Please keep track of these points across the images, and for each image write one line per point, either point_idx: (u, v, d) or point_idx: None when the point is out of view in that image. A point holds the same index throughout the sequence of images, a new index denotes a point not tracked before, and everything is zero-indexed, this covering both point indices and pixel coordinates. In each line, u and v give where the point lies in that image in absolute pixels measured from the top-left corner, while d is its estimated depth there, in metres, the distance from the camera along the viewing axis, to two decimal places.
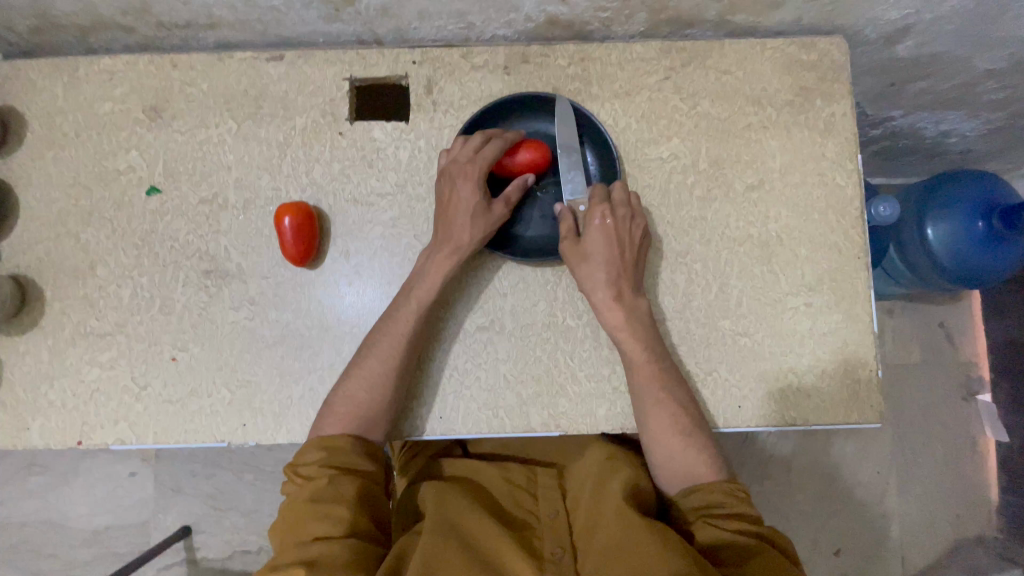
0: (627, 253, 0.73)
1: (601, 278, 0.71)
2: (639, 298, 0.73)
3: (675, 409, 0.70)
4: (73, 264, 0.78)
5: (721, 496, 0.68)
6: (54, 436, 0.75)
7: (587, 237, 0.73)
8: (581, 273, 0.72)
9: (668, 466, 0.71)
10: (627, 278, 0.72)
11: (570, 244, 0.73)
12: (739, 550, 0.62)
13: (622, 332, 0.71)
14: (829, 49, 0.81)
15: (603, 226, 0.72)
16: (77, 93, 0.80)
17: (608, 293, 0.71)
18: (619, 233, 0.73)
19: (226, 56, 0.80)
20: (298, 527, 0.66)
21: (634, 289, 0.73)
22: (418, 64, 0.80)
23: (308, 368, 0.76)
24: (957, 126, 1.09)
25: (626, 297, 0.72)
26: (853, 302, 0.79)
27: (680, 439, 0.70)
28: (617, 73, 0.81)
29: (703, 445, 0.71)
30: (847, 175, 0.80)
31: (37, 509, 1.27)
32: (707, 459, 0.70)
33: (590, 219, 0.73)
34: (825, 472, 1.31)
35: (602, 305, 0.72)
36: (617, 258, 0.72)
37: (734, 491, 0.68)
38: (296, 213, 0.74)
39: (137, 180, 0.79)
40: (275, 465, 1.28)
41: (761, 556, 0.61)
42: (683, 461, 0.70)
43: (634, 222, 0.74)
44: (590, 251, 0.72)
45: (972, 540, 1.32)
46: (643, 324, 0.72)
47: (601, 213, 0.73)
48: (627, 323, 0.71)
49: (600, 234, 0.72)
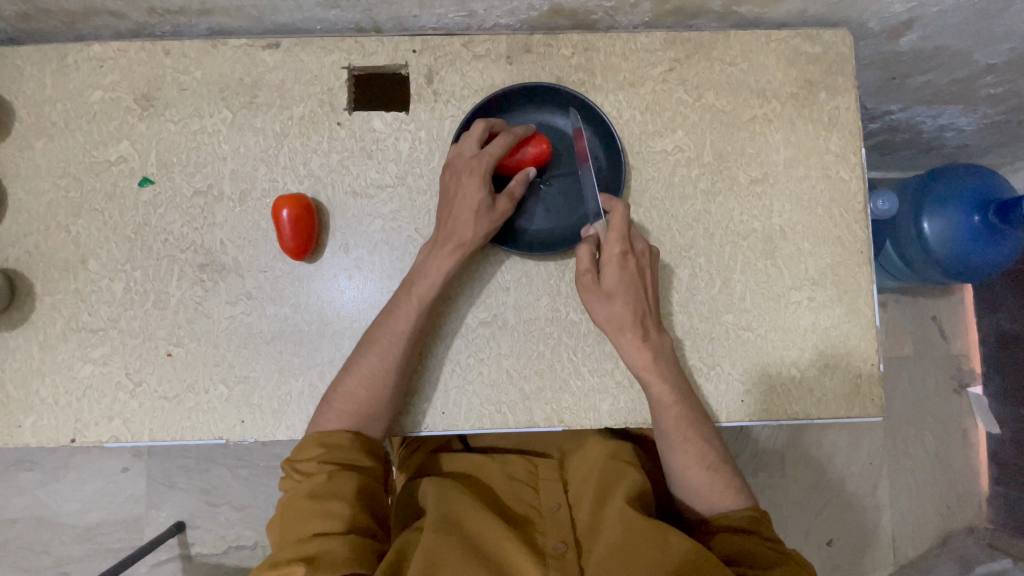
0: (650, 290, 0.71)
1: (628, 320, 0.69)
2: (662, 335, 0.72)
3: (694, 437, 0.70)
4: (64, 257, 0.76)
5: (746, 520, 0.69)
6: (46, 434, 0.73)
7: (606, 277, 0.70)
8: (606, 316, 0.70)
9: (698, 497, 0.72)
10: (651, 316, 0.71)
11: (590, 285, 0.71)
12: (759, 559, 0.64)
13: (651, 375, 0.69)
14: (834, 41, 0.80)
15: (623, 266, 0.70)
16: (66, 81, 0.78)
17: (635, 336, 0.69)
18: (641, 271, 0.71)
19: (221, 43, 0.78)
20: (297, 524, 0.65)
21: (656, 325, 0.71)
22: (418, 53, 0.78)
23: (307, 364, 0.75)
24: (955, 121, 1.09)
25: (652, 337, 0.70)
26: (855, 296, 0.78)
27: (706, 469, 0.71)
28: (621, 64, 0.79)
29: (728, 477, 0.72)
30: (851, 169, 0.80)
31: (26, 506, 1.25)
32: (734, 491, 0.72)
33: (608, 255, 0.70)
34: (819, 464, 1.32)
35: (628, 348, 0.69)
36: (641, 298, 0.70)
37: (759, 516, 0.70)
38: (295, 206, 0.72)
39: (129, 171, 0.77)
40: (270, 460, 1.27)
41: (782, 566, 0.63)
42: (711, 492, 0.71)
43: (651, 254, 0.73)
44: (613, 292, 0.70)
45: (961, 529, 1.34)
46: (668, 362, 0.71)
47: (621, 250, 0.70)
48: (654, 364, 0.69)
49: (621, 274, 0.70)
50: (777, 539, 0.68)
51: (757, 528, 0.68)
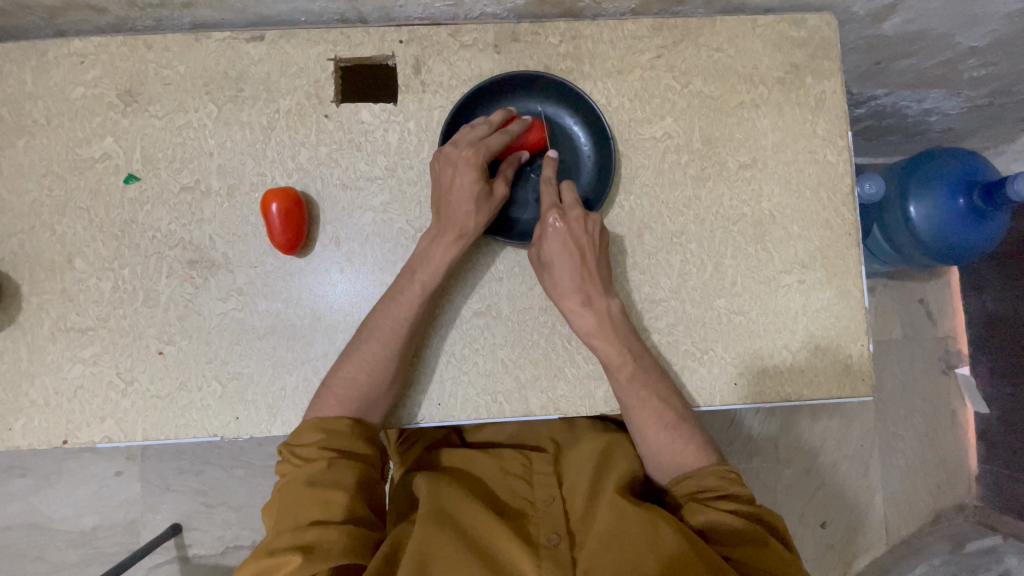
0: (589, 254, 0.70)
1: (567, 287, 0.69)
2: (610, 299, 0.71)
3: (653, 401, 0.71)
4: (50, 257, 0.75)
5: (715, 478, 0.69)
6: (37, 436, 0.73)
7: (544, 244, 0.70)
8: (549, 282, 0.70)
9: (667, 464, 0.72)
10: (593, 281, 0.70)
11: (534, 256, 0.72)
12: (732, 535, 0.64)
13: (596, 340, 0.69)
14: (819, 26, 0.81)
15: (558, 231, 0.70)
16: (46, 78, 0.76)
17: (575, 300, 0.69)
18: (576, 237, 0.70)
19: (204, 36, 0.77)
20: (294, 512, 0.64)
21: (603, 290, 0.70)
22: (405, 44, 0.78)
23: (301, 358, 0.74)
24: (939, 104, 1.10)
25: (596, 302, 0.70)
26: (844, 277, 0.79)
27: (670, 426, 0.71)
28: (608, 51, 0.79)
29: (691, 433, 0.72)
30: (838, 152, 0.80)
31: (19, 512, 1.24)
32: (697, 449, 0.72)
33: (544, 225, 0.71)
34: (810, 448, 1.33)
35: (570, 312, 0.70)
36: (579, 262, 0.69)
37: (727, 473, 0.70)
38: (284, 199, 0.72)
39: (114, 168, 0.76)
40: (266, 459, 1.26)
41: (758, 545, 0.63)
42: (677, 447, 0.72)
43: (589, 220, 0.72)
44: (550, 259, 0.70)
45: (951, 508, 1.36)
46: (618, 326, 0.70)
47: (555, 215, 0.70)
48: (599, 328, 0.69)
49: (556, 239, 0.70)
50: (748, 503, 0.68)
51: (723, 490, 0.68)
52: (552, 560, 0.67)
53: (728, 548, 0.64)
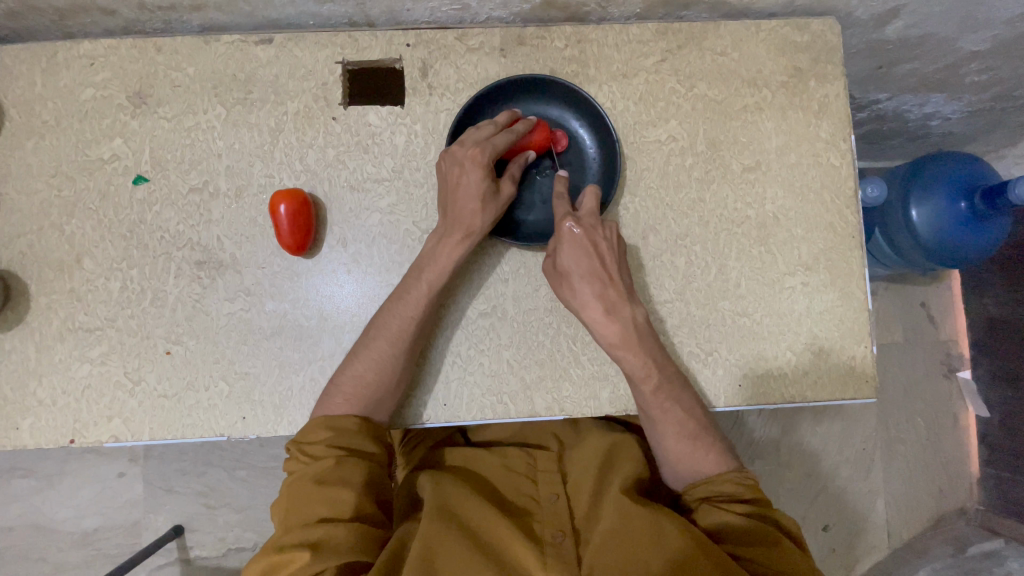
0: (608, 262, 0.71)
1: (589, 297, 0.69)
2: (633, 306, 0.71)
3: (660, 399, 0.71)
4: (58, 257, 0.75)
5: (733, 485, 0.69)
6: (44, 435, 0.73)
7: (562, 255, 0.70)
8: (569, 294, 0.70)
9: (675, 464, 0.73)
10: (615, 290, 0.70)
11: (551, 267, 0.72)
12: (740, 534, 0.65)
13: (620, 351, 0.69)
14: (822, 30, 0.82)
15: (576, 240, 0.70)
16: (56, 80, 0.77)
17: (598, 311, 0.69)
18: (596, 244, 0.70)
19: (212, 39, 0.78)
20: (302, 507, 0.64)
21: (625, 298, 0.70)
22: (412, 47, 0.79)
23: (308, 359, 0.75)
24: (940, 109, 1.11)
25: (619, 311, 0.70)
26: (848, 279, 0.80)
27: (677, 425, 0.71)
28: (614, 55, 0.80)
29: (696, 433, 0.72)
30: (841, 155, 0.81)
31: (22, 513, 1.24)
32: (705, 455, 0.73)
33: (561, 233, 0.70)
34: (812, 451, 1.34)
35: (594, 323, 0.70)
36: (599, 270, 0.70)
37: (744, 479, 0.70)
38: (291, 200, 0.72)
39: (123, 169, 0.77)
40: (268, 460, 1.26)
41: (767, 546, 0.63)
42: (682, 446, 0.72)
43: (606, 227, 0.72)
44: (569, 269, 0.70)
45: (953, 511, 1.36)
46: (641, 336, 0.70)
47: (571, 222, 0.70)
48: (623, 339, 0.69)
49: (574, 249, 0.70)
50: (761, 505, 0.68)
51: (742, 495, 0.69)
52: (557, 558, 0.67)
53: (735, 546, 0.64)
